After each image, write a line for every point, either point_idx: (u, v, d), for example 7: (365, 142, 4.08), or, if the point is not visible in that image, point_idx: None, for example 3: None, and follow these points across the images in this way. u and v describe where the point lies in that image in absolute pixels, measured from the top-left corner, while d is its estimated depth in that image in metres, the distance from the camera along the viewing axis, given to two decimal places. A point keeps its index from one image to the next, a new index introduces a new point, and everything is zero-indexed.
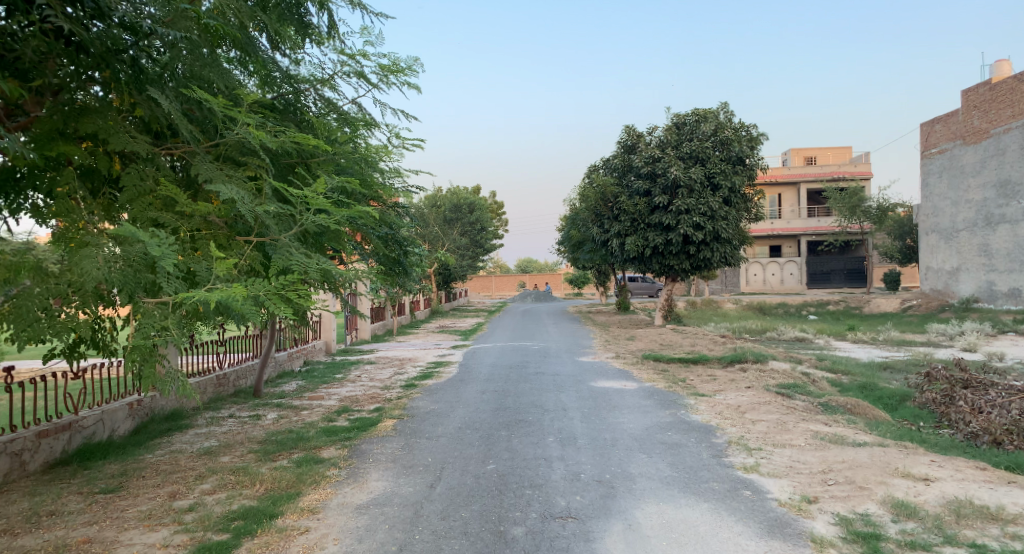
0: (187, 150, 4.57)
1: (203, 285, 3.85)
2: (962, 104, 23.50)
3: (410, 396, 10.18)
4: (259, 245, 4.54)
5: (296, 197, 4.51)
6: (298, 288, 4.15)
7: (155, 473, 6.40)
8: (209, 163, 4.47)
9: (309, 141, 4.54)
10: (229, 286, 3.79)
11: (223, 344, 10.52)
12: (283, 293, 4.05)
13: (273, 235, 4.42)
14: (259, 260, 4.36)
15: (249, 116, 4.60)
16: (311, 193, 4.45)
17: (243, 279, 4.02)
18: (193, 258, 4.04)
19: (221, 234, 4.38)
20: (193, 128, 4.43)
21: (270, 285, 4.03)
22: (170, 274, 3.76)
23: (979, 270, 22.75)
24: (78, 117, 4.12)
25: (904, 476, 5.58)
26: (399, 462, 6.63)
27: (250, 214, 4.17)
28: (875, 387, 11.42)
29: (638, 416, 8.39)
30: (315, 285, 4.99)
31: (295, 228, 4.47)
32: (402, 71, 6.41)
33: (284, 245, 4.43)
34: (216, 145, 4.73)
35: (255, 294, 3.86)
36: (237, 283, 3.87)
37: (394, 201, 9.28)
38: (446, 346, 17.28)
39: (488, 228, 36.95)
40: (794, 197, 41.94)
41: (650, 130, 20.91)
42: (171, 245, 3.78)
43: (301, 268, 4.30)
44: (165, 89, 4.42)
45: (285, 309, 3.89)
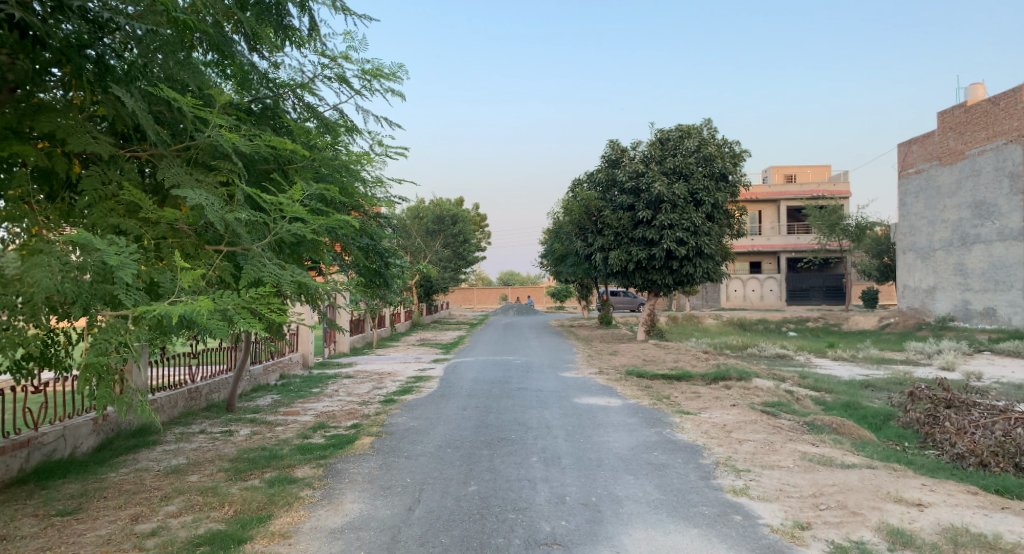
0: (154, 153, 4.34)
1: (167, 297, 3.62)
2: (938, 126, 23.82)
3: (389, 412, 9.91)
4: (230, 255, 4.30)
5: (271, 205, 4.29)
6: (271, 303, 3.93)
7: (118, 493, 6.08)
8: (177, 167, 4.25)
9: (285, 145, 4.33)
10: (195, 299, 3.56)
11: (196, 357, 10.20)
12: (253, 307, 3.82)
13: (245, 244, 4.19)
14: (229, 272, 4.13)
15: (222, 117, 4.39)
16: (287, 200, 4.23)
17: (211, 291, 3.79)
18: (156, 268, 3.80)
19: (188, 242, 4.14)
20: (160, 130, 4.22)
21: (240, 298, 3.79)
22: (130, 286, 3.53)
23: (955, 289, 22.95)
24: (36, 114, 3.89)
25: (897, 501, 5.44)
26: (376, 482, 6.38)
27: (221, 222, 3.94)
28: (858, 406, 11.33)
29: (623, 434, 8.21)
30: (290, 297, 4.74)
31: (269, 237, 4.24)
32: (386, 77, 6.21)
33: (256, 255, 4.20)
34: (187, 149, 4.51)
35: (224, 308, 3.63)
36: (205, 296, 3.64)
37: (375, 211, 9.07)
38: (426, 359, 17.03)
39: (470, 240, 36.75)
40: (774, 215, 42.28)
41: (634, 145, 20.90)
42: (130, 254, 3.55)
43: (275, 280, 4.07)
44: (132, 88, 4.21)
45: (255, 325, 3.66)
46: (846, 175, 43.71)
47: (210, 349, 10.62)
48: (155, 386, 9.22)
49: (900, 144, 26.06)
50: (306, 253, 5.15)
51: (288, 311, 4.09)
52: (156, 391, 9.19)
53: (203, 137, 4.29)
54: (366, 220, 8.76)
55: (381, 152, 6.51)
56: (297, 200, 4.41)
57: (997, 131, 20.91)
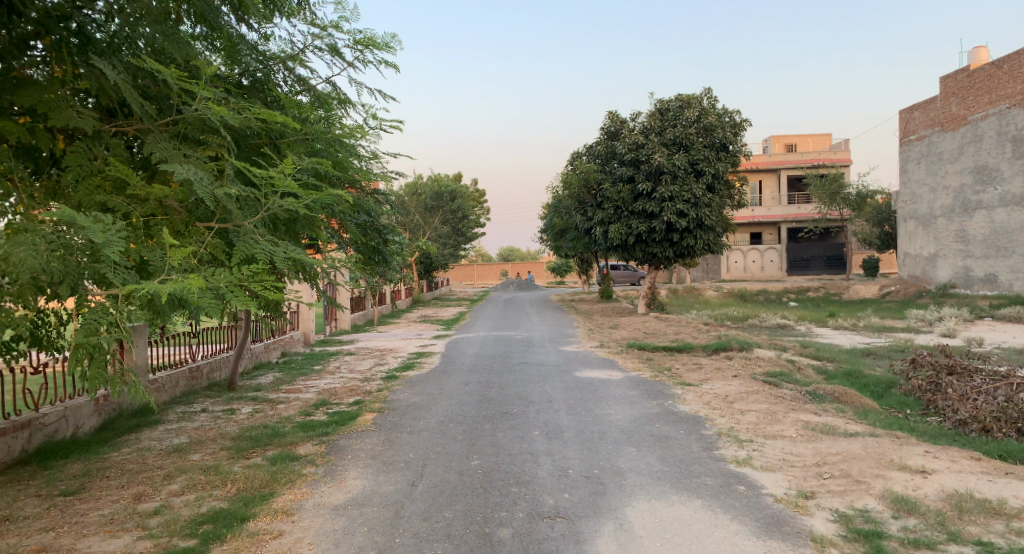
0: (140, 128, 4.25)
1: (156, 276, 3.56)
2: (940, 91, 23.54)
3: (390, 388, 9.91)
4: (222, 232, 4.22)
5: (262, 179, 4.20)
6: (264, 280, 3.85)
7: (120, 473, 6.06)
8: (164, 141, 4.17)
9: (275, 117, 4.22)
10: (186, 277, 3.49)
11: (196, 336, 10.18)
12: (246, 285, 3.76)
13: (235, 220, 4.10)
14: (221, 249, 4.06)
15: (209, 89, 4.29)
16: (278, 175, 4.14)
17: (202, 269, 3.72)
18: (145, 246, 3.73)
19: (178, 220, 4.07)
20: (145, 104, 4.12)
21: (232, 276, 3.73)
22: (117, 265, 3.45)
23: (956, 256, 22.86)
24: (14, 89, 3.81)
25: (901, 468, 5.42)
26: (379, 458, 6.36)
27: (210, 197, 3.84)
28: (860, 374, 11.31)
29: (625, 407, 8.20)
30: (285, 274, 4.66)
31: (261, 213, 4.15)
32: (379, 47, 6.06)
33: (249, 232, 4.11)
34: (174, 123, 4.42)
35: (215, 286, 3.55)
36: (196, 274, 3.58)
37: (373, 187, 8.96)
38: (427, 336, 17.02)
39: (469, 216, 36.54)
40: (775, 185, 42.02)
41: (634, 116, 20.67)
42: (117, 231, 3.48)
43: (268, 257, 3.99)
44: (114, 61, 4.12)
45: (247, 303, 3.59)
46: (846, 143, 43.36)
47: (211, 328, 10.59)
48: (157, 365, 9.20)
49: (902, 110, 25.77)
50: (302, 229, 5.07)
51: (282, 288, 4.02)
52: (157, 370, 9.17)
53: (190, 110, 4.19)
54: (363, 196, 8.66)
55: (376, 125, 6.37)
56: (289, 174, 4.32)
57: (1000, 95, 20.67)
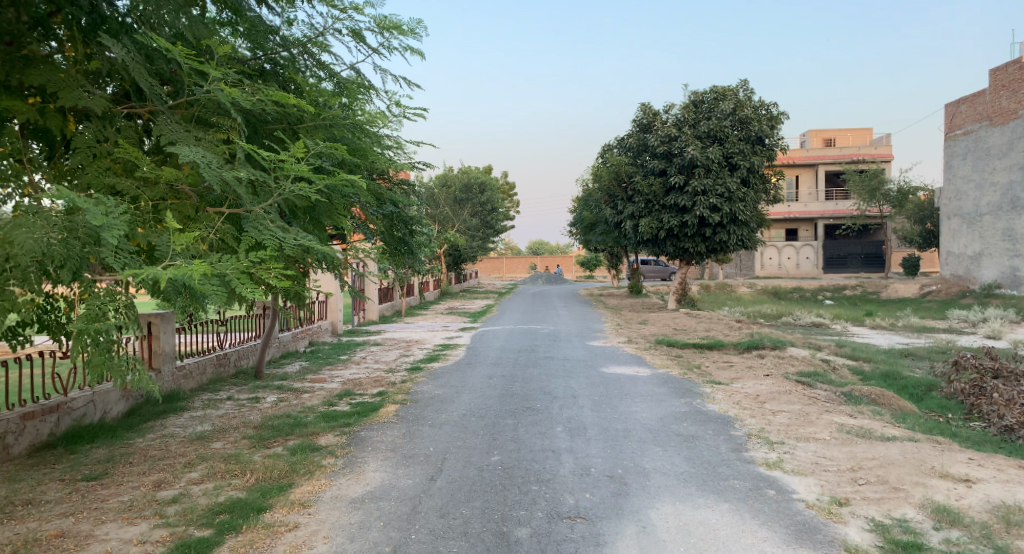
0: (153, 110, 4.23)
1: (161, 262, 3.51)
2: (989, 84, 22.67)
3: (415, 380, 9.84)
4: (233, 218, 4.16)
5: (273, 163, 4.11)
6: (271, 267, 3.76)
7: (142, 459, 6.08)
8: (174, 123, 4.13)
9: (288, 100, 4.11)
10: (191, 264, 3.43)
11: (223, 323, 10.24)
12: (253, 272, 3.69)
13: (246, 205, 4.03)
14: (231, 235, 4.00)
15: (224, 70, 4.23)
16: (289, 159, 4.05)
17: (210, 256, 3.68)
18: (151, 231, 3.71)
19: (189, 205, 4.04)
20: (156, 85, 4.10)
21: (239, 263, 3.67)
22: (121, 249, 3.42)
23: (1003, 256, 22.03)
24: (23, 68, 3.83)
25: (943, 476, 5.15)
26: (399, 451, 6.28)
27: (217, 181, 3.77)
28: (898, 376, 10.93)
29: (652, 404, 8.00)
30: (298, 262, 4.58)
31: (272, 198, 4.06)
32: (403, 31, 5.93)
33: (259, 217, 4.04)
34: (187, 105, 4.39)
35: (221, 274, 3.49)
36: (202, 261, 3.52)
37: (401, 176, 8.85)
38: (454, 328, 16.96)
39: (499, 209, 36.37)
40: (812, 180, 41.06)
41: (667, 108, 20.31)
42: (121, 215, 3.45)
43: (277, 244, 3.91)
44: (124, 40, 4.10)
45: (253, 291, 3.52)
46: (888, 138, 42.16)
47: (239, 316, 10.64)
48: (184, 351, 9.25)
49: (948, 104, 24.90)
50: (322, 217, 5.00)
51: (292, 276, 3.93)
52: (185, 356, 9.23)
53: (201, 91, 4.14)
54: (389, 187, 8.56)
55: (400, 113, 6.25)
56: (301, 158, 4.23)
57: None
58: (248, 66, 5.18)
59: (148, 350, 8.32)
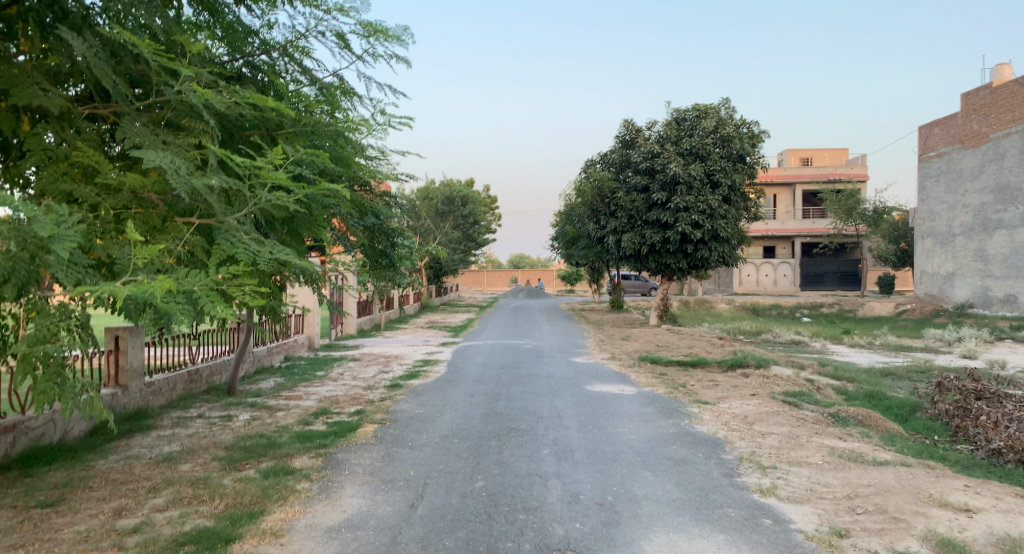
0: (118, 111, 4.00)
1: (120, 277, 3.27)
2: (961, 108, 23.05)
3: (394, 398, 9.52)
4: (204, 229, 3.93)
5: (248, 170, 3.87)
6: (242, 284, 3.52)
7: (104, 483, 5.71)
8: (141, 125, 3.89)
9: (264, 102, 3.86)
10: (154, 279, 3.20)
11: (196, 337, 9.89)
12: (223, 288, 3.45)
13: (218, 215, 3.79)
14: (200, 247, 3.76)
15: (196, 70, 3.98)
16: (265, 165, 3.80)
17: (176, 271, 3.44)
18: (111, 242, 3.46)
19: (156, 215, 3.80)
20: (121, 84, 3.85)
21: (208, 279, 3.43)
22: (74, 264, 3.18)
23: (975, 276, 22.29)
24: None
25: (942, 505, 4.99)
26: (378, 475, 6.00)
27: (185, 189, 3.51)
28: (882, 396, 10.84)
29: (639, 425, 7.80)
30: (273, 279, 4.34)
31: (245, 208, 3.81)
32: (388, 36, 5.72)
33: (232, 228, 3.80)
34: (156, 107, 4.15)
35: (186, 290, 3.26)
36: (166, 276, 3.29)
37: (382, 188, 8.70)
38: (435, 343, 16.65)
39: (481, 222, 36.38)
40: (789, 199, 41.49)
41: (650, 125, 20.31)
42: (72, 224, 3.19)
43: (250, 259, 3.66)
44: (87, 35, 3.86)
45: (223, 309, 3.29)
46: (863, 158, 42.79)
47: (212, 330, 10.29)
48: (154, 367, 8.88)
49: (921, 126, 25.29)
50: (300, 229, 4.79)
51: (264, 292, 3.68)
52: (154, 372, 8.85)
53: (171, 92, 3.90)
54: (371, 198, 8.35)
55: (384, 121, 6.04)
56: (279, 165, 3.99)
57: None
58: (224, 68, 4.99)
59: (115, 366, 7.97)
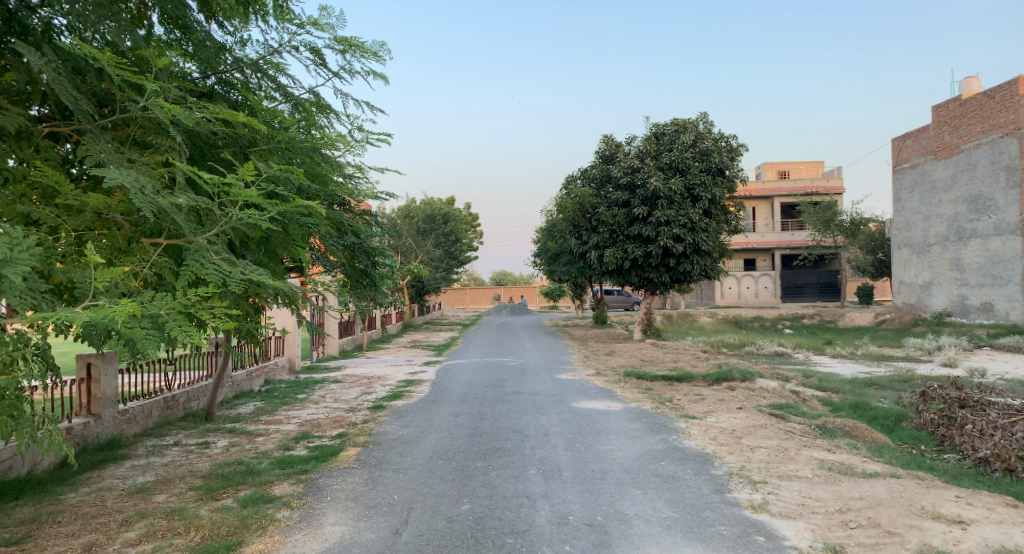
0: (81, 129, 3.87)
1: (80, 301, 3.14)
2: (932, 120, 23.46)
3: (376, 420, 9.33)
4: (173, 250, 3.81)
5: (218, 187, 3.74)
6: (212, 307, 3.39)
7: (74, 518, 5.49)
8: (105, 142, 3.76)
9: (234, 118, 3.74)
10: (116, 303, 3.07)
11: (172, 362, 9.66)
12: (194, 311, 3.34)
13: (187, 235, 3.66)
14: (169, 269, 3.65)
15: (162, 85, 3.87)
16: (236, 182, 3.68)
17: (142, 295, 3.32)
18: (72, 266, 3.33)
19: (121, 236, 3.69)
20: (83, 101, 3.73)
21: (176, 302, 3.31)
22: (31, 289, 3.05)
23: (952, 285, 22.56)
24: None
25: (935, 517, 4.93)
26: (361, 501, 5.82)
27: (150, 208, 3.38)
28: (868, 406, 10.82)
29: (627, 442, 7.69)
30: (245, 300, 4.20)
31: (214, 228, 3.69)
32: (365, 52, 5.64)
33: (201, 248, 3.66)
34: (122, 124, 4.03)
35: (151, 314, 3.13)
36: (130, 300, 3.16)
37: (360, 209, 8.58)
38: (418, 362, 16.45)
39: (462, 239, 36.26)
40: (768, 212, 41.91)
41: (629, 140, 20.42)
42: (30, 247, 3.05)
43: (221, 279, 3.53)
44: (47, 51, 3.74)
45: (192, 335, 3.16)
46: (839, 171, 43.41)
47: (188, 355, 10.05)
48: (128, 394, 8.65)
49: (894, 139, 25.73)
50: (277, 249, 4.71)
51: (236, 314, 3.56)
52: (129, 400, 8.61)
53: (137, 108, 3.78)
54: (350, 218, 8.23)
55: (362, 138, 5.95)
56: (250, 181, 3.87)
57: (993, 124, 20.59)
58: (196, 85, 4.89)
59: (87, 395, 7.74)
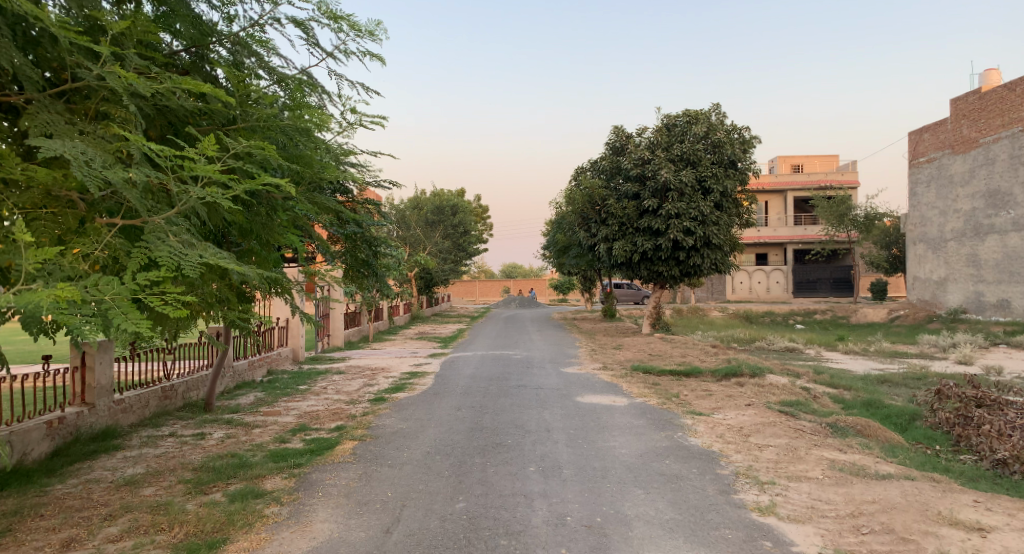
0: (30, 99, 3.75)
1: (15, 284, 3.16)
2: (951, 113, 22.95)
3: (376, 413, 9.16)
4: (126, 229, 3.79)
5: (174, 162, 3.69)
6: (162, 294, 3.45)
7: (58, 510, 5.35)
8: (56, 112, 3.71)
9: (195, 89, 3.68)
10: (51, 287, 3.12)
11: (171, 352, 9.51)
12: (141, 297, 3.38)
13: (142, 216, 3.66)
14: (123, 249, 3.63)
15: (114, 53, 3.76)
16: (194, 157, 3.61)
17: (86, 279, 3.35)
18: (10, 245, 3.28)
19: (72, 216, 3.67)
20: (30, 69, 3.62)
21: (124, 286, 3.36)
22: None
23: (967, 281, 22.12)
24: None
25: (953, 523, 4.68)
26: (353, 497, 5.62)
27: (94, 180, 3.36)
28: (881, 404, 10.52)
29: (631, 438, 7.48)
30: (211, 284, 4.18)
31: (173, 208, 3.68)
32: (359, 30, 5.43)
33: (158, 229, 3.66)
34: (79, 96, 3.94)
35: (93, 301, 3.22)
36: (72, 284, 3.22)
37: (364, 197, 8.37)
38: (423, 354, 16.28)
39: (471, 232, 35.68)
40: (781, 206, 41.37)
41: (640, 131, 20.10)
42: None
43: (175, 263, 3.51)
44: None
45: (134, 321, 3.22)
46: (854, 165, 42.78)
47: (189, 344, 9.91)
48: (124, 383, 8.51)
49: (911, 132, 25.21)
50: (259, 233, 4.75)
51: (190, 301, 3.60)
52: (125, 389, 8.46)
53: (91, 78, 3.69)
54: (351, 206, 8.04)
55: (354, 121, 5.81)
56: (212, 155, 3.80)
57: (1013, 118, 20.08)
58: (177, 62, 4.74)
59: (81, 383, 7.58)
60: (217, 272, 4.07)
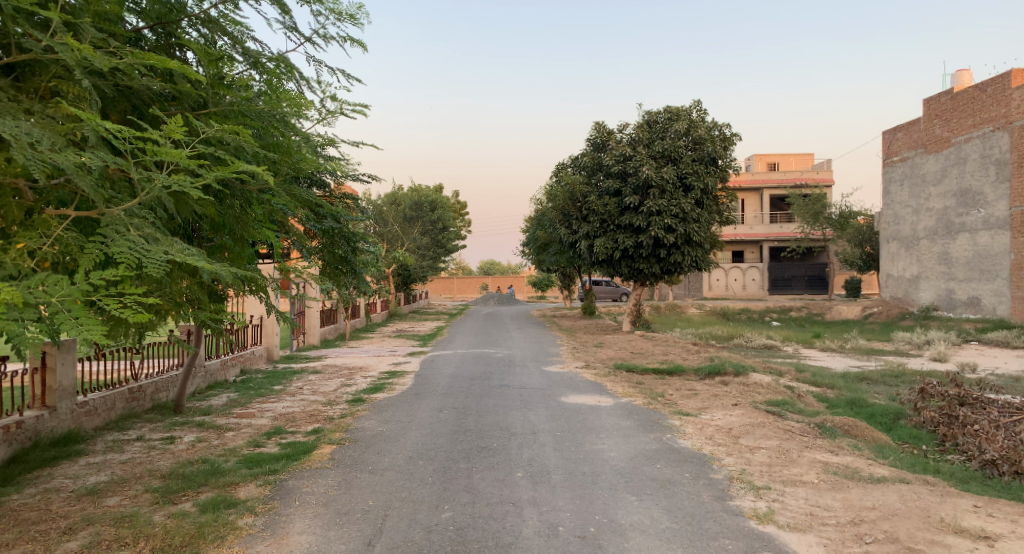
0: None
1: None
2: (923, 113, 23.13)
3: (354, 414, 8.83)
4: (82, 221, 3.48)
5: (135, 146, 3.38)
6: (118, 295, 3.15)
7: (12, 523, 4.98)
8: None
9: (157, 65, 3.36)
10: None
11: (139, 352, 9.10)
12: (96, 299, 3.09)
13: (100, 207, 3.34)
14: (77, 243, 3.32)
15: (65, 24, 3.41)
16: (158, 141, 3.30)
17: (32, 277, 3.04)
18: None
19: (18, 206, 3.34)
20: None
21: (75, 286, 3.06)
22: None
23: (939, 279, 22.35)
24: None
25: (959, 532, 4.53)
26: (331, 506, 5.33)
27: (41, 165, 3.04)
28: (864, 404, 10.44)
29: (619, 441, 7.27)
30: (177, 282, 3.87)
31: (135, 198, 3.37)
32: (341, 13, 5.16)
33: (118, 221, 3.35)
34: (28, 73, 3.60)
35: (40, 303, 2.91)
36: (13, 284, 2.90)
37: (341, 192, 8.03)
38: (402, 352, 15.95)
39: (449, 227, 35.41)
40: (757, 203, 41.61)
41: (621, 128, 19.91)
42: None
43: (136, 260, 3.20)
44: None
45: (87, 327, 2.93)
46: (829, 163, 43.14)
47: (158, 342, 9.51)
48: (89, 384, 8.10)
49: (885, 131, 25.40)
50: (232, 227, 4.44)
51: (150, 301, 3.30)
52: (89, 391, 8.05)
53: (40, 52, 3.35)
54: (329, 200, 7.72)
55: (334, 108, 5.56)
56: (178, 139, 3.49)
57: (984, 118, 20.24)
58: (140, 40, 4.40)
59: (41, 386, 7.16)
60: (184, 268, 3.77)
